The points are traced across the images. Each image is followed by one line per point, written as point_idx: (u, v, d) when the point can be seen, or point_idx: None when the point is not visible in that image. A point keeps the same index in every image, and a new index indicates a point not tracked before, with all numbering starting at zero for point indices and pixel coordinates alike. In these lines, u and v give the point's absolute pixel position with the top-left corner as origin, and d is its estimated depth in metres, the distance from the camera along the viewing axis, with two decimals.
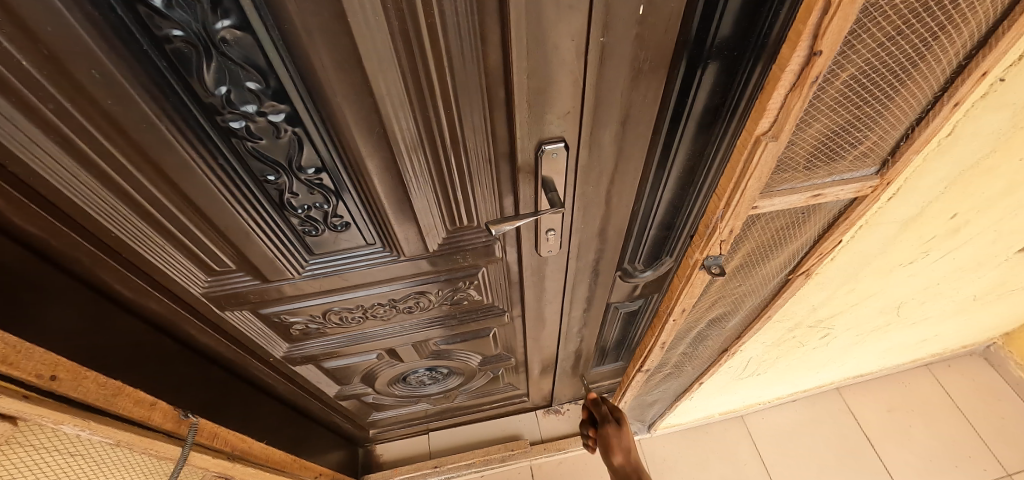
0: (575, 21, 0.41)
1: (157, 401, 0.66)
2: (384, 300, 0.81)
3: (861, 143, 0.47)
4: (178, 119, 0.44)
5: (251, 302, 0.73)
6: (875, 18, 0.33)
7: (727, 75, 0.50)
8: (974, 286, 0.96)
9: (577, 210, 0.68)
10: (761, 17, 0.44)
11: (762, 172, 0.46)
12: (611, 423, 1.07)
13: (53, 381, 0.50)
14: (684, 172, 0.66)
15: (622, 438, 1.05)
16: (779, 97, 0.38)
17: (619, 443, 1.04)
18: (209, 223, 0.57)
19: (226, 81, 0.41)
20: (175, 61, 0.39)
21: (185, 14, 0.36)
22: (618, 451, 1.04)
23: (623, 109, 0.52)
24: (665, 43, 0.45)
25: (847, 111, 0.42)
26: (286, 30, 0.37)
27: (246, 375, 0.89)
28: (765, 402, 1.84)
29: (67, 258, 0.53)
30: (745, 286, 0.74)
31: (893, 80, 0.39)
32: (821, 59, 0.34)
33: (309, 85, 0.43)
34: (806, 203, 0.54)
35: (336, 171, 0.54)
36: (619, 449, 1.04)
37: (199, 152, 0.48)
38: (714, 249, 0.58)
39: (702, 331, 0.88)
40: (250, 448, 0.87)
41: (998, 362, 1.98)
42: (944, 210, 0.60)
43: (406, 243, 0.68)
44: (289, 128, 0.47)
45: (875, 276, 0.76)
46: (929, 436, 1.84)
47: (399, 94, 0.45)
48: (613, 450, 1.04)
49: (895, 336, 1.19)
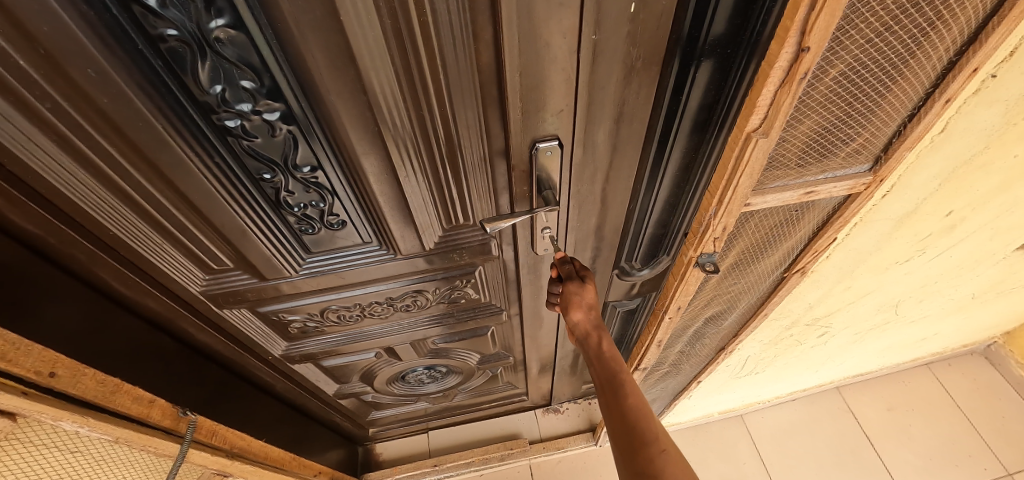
0: (567, 18, 0.41)
1: (157, 398, 0.66)
2: (381, 298, 0.81)
3: (853, 140, 0.47)
4: (174, 118, 0.45)
5: (249, 300, 0.73)
6: (864, 14, 0.33)
7: (721, 73, 0.51)
8: (972, 284, 0.96)
9: (572, 207, 0.68)
10: (754, 14, 0.44)
11: (754, 169, 0.46)
12: (576, 279, 0.70)
13: (52, 378, 0.50)
14: (679, 170, 0.65)
15: (589, 297, 0.70)
16: (769, 93, 0.38)
17: (583, 298, 0.70)
18: (206, 221, 0.57)
19: (221, 79, 0.42)
20: (170, 59, 0.39)
21: (179, 13, 0.36)
22: (579, 312, 0.70)
23: (617, 106, 0.53)
24: (657, 40, 0.45)
25: (838, 108, 0.42)
26: (279, 28, 0.38)
27: (245, 374, 0.90)
28: (764, 401, 1.84)
29: (66, 256, 0.53)
30: (740, 283, 0.74)
31: (883, 76, 0.39)
32: (810, 56, 0.34)
33: (303, 84, 0.43)
34: (799, 200, 0.54)
35: (331, 169, 0.54)
36: (582, 310, 0.70)
37: (195, 150, 0.48)
38: (708, 246, 0.59)
39: (698, 329, 0.88)
40: (248, 445, 0.88)
41: (999, 361, 1.97)
42: (938, 207, 0.60)
43: (402, 241, 0.68)
44: (284, 126, 0.47)
45: (872, 274, 0.76)
46: (930, 435, 1.84)
47: (392, 91, 0.45)
48: (571, 309, 0.70)
49: (894, 335, 1.18)
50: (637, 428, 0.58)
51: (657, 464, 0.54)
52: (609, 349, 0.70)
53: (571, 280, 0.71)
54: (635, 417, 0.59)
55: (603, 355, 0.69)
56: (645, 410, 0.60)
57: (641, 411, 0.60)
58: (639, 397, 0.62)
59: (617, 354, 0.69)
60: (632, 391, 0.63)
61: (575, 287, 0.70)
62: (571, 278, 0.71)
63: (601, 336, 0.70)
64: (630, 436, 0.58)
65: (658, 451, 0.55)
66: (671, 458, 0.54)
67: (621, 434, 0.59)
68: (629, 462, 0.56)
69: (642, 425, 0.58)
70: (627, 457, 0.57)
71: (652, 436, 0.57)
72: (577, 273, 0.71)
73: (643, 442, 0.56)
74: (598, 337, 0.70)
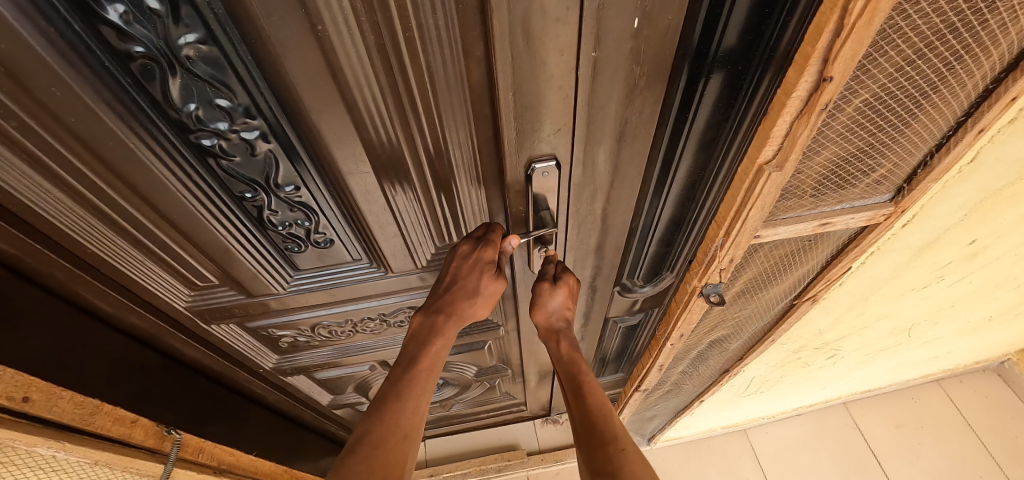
0: (565, 34, 0.38)
1: (140, 417, 0.64)
2: (373, 314, 0.79)
3: (874, 171, 0.44)
4: (147, 137, 0.42)
5: (237, 315, 0.71)
6: (895, 40, 0.30)
7: (731, 89, 0.47)
8: (990, 307, 0.92)
9: (571, 227, 0.65)
10: (767, 28, 0.40)
11: (766, 202, 0.44)
12: (548, 282, 0.68)
13: (25, 403, 0.49)
14: (685, 188, 0.62)
15: (555, 303, 0.69)
16: (785, 124, 0.35)
17: (549, 302, 0.69)
18: (187, 239, 0.55)
19: (194, 97, 0.39)
20: (138, 76, 0.37)
21: (144, 29, 0.33)
22: (542, 314, 0.70)
23: (619, 125, 0.49)
24: (661, 57, 0.42)
25: (859, 138, 0.39)
26: (254, 43, 0.35)
27: (235, 387, 0.87)
28: (768, 416, 1.81)
29: (42, 274, 0.51)
30: (748, 309, 0.70)
31: (912, 104, 0.36)
32: (832, 86, 0.31)
33: (281, 100, 0.41)
34: (814, 231, 0.51)
35: (316, 188, 0.51)
36: (544, 312, 0.70)
37: (172, 170, 0.46)
38: (713, 277, 0.56)
39: (701, 351, 0.85)
40: (238, 460, 0.85)
41: (1013, 379, 1.92)
42: (961, 237, 0.56)
43: (393, 258, 0.66)
44: (264, 145, 0.45)
45: (886, 300, 0.72)
46: (939, 454, 1.80)
47: (377, 107, 0.42)
48: (536, 309, 0.70)
49: (904, 355, 1.14)
50: (598, 429, 0.60)
51: (615, 463, 0.54)
52: (568, 352, 0.70)
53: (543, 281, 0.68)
54: (598, 419, 0.61)
55: (563, 360, 0.70)
56: (606, 411, 0.62)
57: (602, 413, 0.62)
58: (600, 397, 0.64)
59: (577, 357, 0.70)
60: (592, 393, 0.65)
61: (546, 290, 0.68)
62: (546, 279, 0.68)
63: (560, 339, 0.71)
64: (592, 436, 0.59)
65: (617, 451, 0.56)
66: (628, 456, 0.55)
67: (585, 435, 0.61)
68: (591, 462, 0.57)
69: (603, 425, 0.60)
70: (589, 457, 0.58)
71: (612, 436, 0.58)
72: (555, 276, 0.68)
73: (603, 442, 0.58)
74: (557, 340, 0.71)
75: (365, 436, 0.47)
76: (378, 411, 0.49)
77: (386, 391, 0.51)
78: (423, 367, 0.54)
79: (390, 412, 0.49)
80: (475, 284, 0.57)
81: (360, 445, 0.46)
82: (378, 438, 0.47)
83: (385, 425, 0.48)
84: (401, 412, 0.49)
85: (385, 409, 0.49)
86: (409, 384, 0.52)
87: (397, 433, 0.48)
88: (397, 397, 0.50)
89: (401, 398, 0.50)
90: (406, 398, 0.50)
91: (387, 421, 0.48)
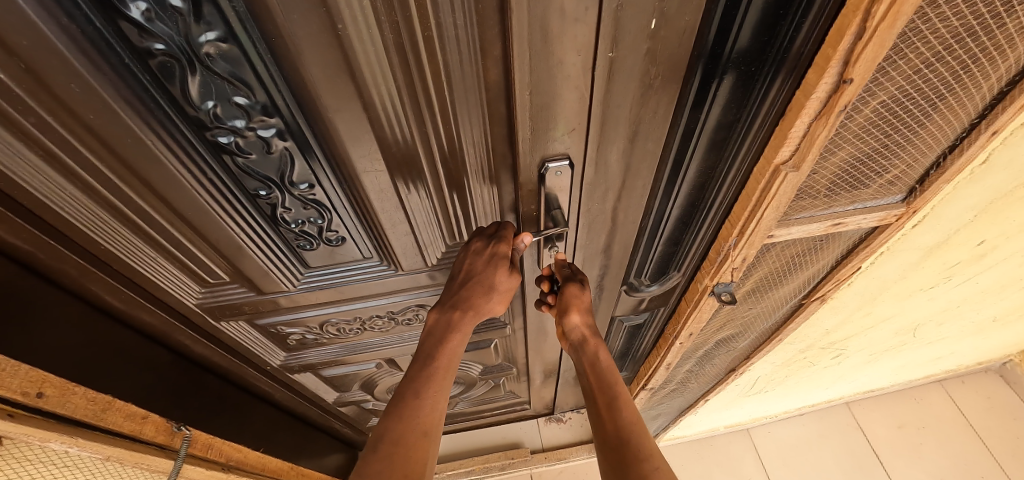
0: (582, 35, 0.39)
1: (150, 413, 0.64)
2: (382, 312, 0.79)
3: (887, 172, 0.44)
4: (165, 135, 0.42)
5: (246, 312, 0.71)
6: (915, 42, 0.30)
7: (743, 90, 0.47)
8: (995, 308, 0.92)
9: (581, 226, 0.66)
10: (781, 29, 0.41)
11: (781, 202, 0.44)
12: (576, 283, 0.68)
13: (40, 399, 0.49)
14: (694, 188, 0.62)
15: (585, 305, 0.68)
16: (804, 124, 0.36)
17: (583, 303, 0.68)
18: (200, 236, 0.55)
19: (212, 95, 0.39)
20: (159, 74, 0.37)
21: (167, 27, 0.33)
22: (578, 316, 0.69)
23: (632, 125, 0.50)
24: (677, 57, 0.42)
25: (875, 139, 0.39)
26: (274, 42, 0.35)
27: (243, 384, 0.88)
28: (771, 415, 1.82)
29: (56, 269, 0.51)
30: (756, 309, 0.71)
31: (928, 105, 0.36)
32: (851, 88, 0.31)
33: (299, 99, 0.41)
34: (825, 231, 0.51)
35: (330, 186, 0.52)
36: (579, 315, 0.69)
37: (189, 168, 0.46)
38: (724, 276, 0.58)
39: (708, 350, 0.85)
40: (245, 457, 0.86)
41: (1014, 380, 1.93)
42: (970, 238, 0.57)
43: (404, 256, 0.66)
44: (280, 143, 0.45)
45: (894, 300, 0.72)
46: (941, 454, 1.80)
47: (394, 106, 0.42)
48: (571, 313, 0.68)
49: (908, 356, 1.15)
50: (632, 444, 0.60)
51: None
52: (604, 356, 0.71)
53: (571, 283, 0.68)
54: (631, 434, 0.61)
55: (596, 366, 0.70)
56: (640, 428, 0.62)
57: (636, 428, 0.62)
58: (634, 412, 0.64)
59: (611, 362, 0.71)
60: (626, 407, 0.65)
61: (576, 291, 0.68)
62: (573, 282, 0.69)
63: (574, 339, 0.72)
64: (625, 452, 0.59)
65: (653, 468, 0.56)
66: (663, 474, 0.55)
67: (616, 449, 0.61)
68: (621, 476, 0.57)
69: (637, 442, 0.60)
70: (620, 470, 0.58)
71: (646, 454, 0.58)
72: (576, 278, 0.70)
73: (638, 458, 0.58)
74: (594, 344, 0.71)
75: (385, 434, 0.47)
76: (397, 409, 0.49)
77: (403, 388, 0.52)
78: (440, 364, 0.54)
79: (408, 409, 0.49)
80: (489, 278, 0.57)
81: (380, 443, 0.46)
82: (397, 436, 0.47)
83: (404, 424, 0.48)
84: (419, 410, 0.50)
85: (404, 407, 0.50)
86: (427, 381, 0.52)
87: (416, 430, 0.48)
88: (415, 395, 0.51)
89: (419, 395, 0.51)
90: (424, 395, 0.51)
91: (405, 419, 0.48)
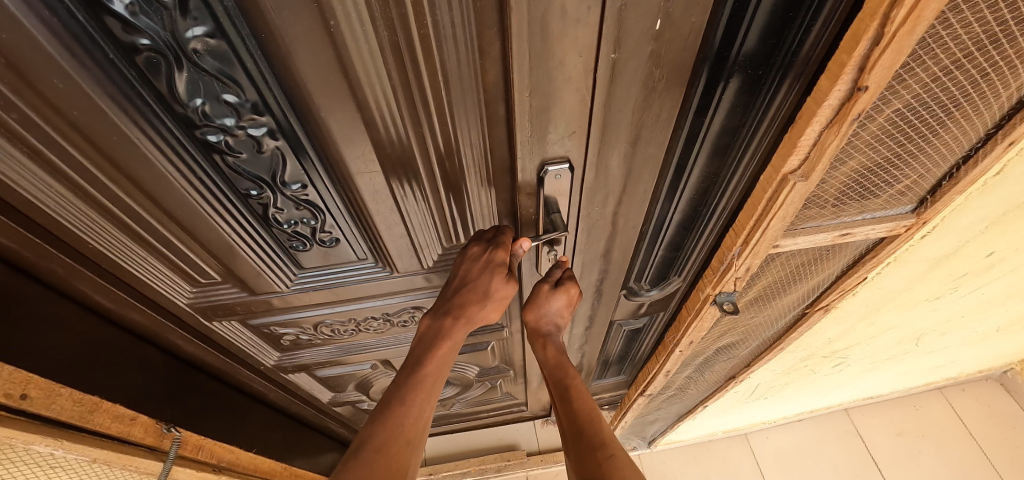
0: (584, 35, 0.37)
1: (139, 415, 0.63)
2: (377, 314, 0.78)
3: (898, 182, 0.43)
4: (152, 133, 0.41)
5: (239, 313, 0.70)
6: (934, 49, 0.29)
7: (749, 94, 0.46)
8: (999, 318, 0.91)
9: (581, 231, 0.64)
10: (791, 32, 0.39)
11: (787, 213, 0.43)
12: (550, 286, 0.67)
13: (24, 401, 0.48)
14: (697, 193, 0.61)
15: (554, 308, 0.68)
16: (814, 133, 0.35)
17: (547, 306, 0.67)
18: (191, 236, 0.54)
19: (201, 92, 0.38)
20: (144, 70, 0.35)
21: (151, 21, 0.32)
22: (536, 315, 0.68)
23: (634, 129, 0.48)
24: (682, 60, 0.41)
25: (887, 149, 0.38)
26: (264, 39, 0.34)
27: (236, 384, 0.87)
28: (770, 421, 1.81)
29: (42, 268, 0.50)
30: (758, 318, 0.70)
31: (943, 114, 0.35)
32: (866, 96, 0.30)
33: (291, 97, 0.39)
34: (832, 242, 0.50)
35: (323, 186, 0.50)
36: (538, 313, 0.68)
37: (177, 167, 0.45)
38: (727, 285, 0.57)
39: (708, 357, 0.84)
40: (237, 458, 0.85)
41: (1014, 389, 1.92)
42: (979, 250, 0.56)
43: (399, 258, 0.65)
44: (271, 142, 0.44)
45: (899, 310, 0.71)
46: (940, 462, 1.80)
47: (389, 106, 0.41)
48: (531, 310, 0.69)
49: (909, 364, 1.14)
50: (587, 433, 0.58)
51: (604, 466, 0.52)
52: (554, 357, 0.69)
53: (545, 283, 0.67)
54: (585, 424, 0.59)
55: (549, 364, 0.69)
56: (594, 415, 0.60)
57: (590, 417, 0.60)
58: (588, 403, 0.62)
59: (564, 362, 0.68)
60: (580, 398, 0.63)
61: (546, 292, 0.67)
62: (547, 283, 0.68)
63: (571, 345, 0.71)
64: (581, 442, 0.57)
65: (606, 455, 0.53)
66: (618, 460, 0.52)
67: (573, 440, 0.59)
68: (579, 466, 0.55)
69: (592, 430, 0.58)
70: (578, 463, 0.55)
71: (600, 441, 0.56)
72: (557, 281, 0.67)
73: (591, 445, 0.55)
74: (544, 344, 0.70)
75: (367, 441, 0.46)
76: (381, 417, 0.48)
77: (390, 394, 0.50)
78: (429, 371, 0.53)
79: (393, 417, 0.48)
80: (487, 285, 0.56)
81: (361, 450, 0.45)
82: (380, 443, 0.46)
83: (388, 430, 0.47)
84: (405, 418, 0.48)
85: (389, 414, 0.48)
86: (414, 388, 0.51)
87: (400, 438, 0.47)
88: (401, 402, 0.49)
89: (406, 402, 0.49)
90: (411, 402, 0.49)
91: (390, 426, 0.47)
